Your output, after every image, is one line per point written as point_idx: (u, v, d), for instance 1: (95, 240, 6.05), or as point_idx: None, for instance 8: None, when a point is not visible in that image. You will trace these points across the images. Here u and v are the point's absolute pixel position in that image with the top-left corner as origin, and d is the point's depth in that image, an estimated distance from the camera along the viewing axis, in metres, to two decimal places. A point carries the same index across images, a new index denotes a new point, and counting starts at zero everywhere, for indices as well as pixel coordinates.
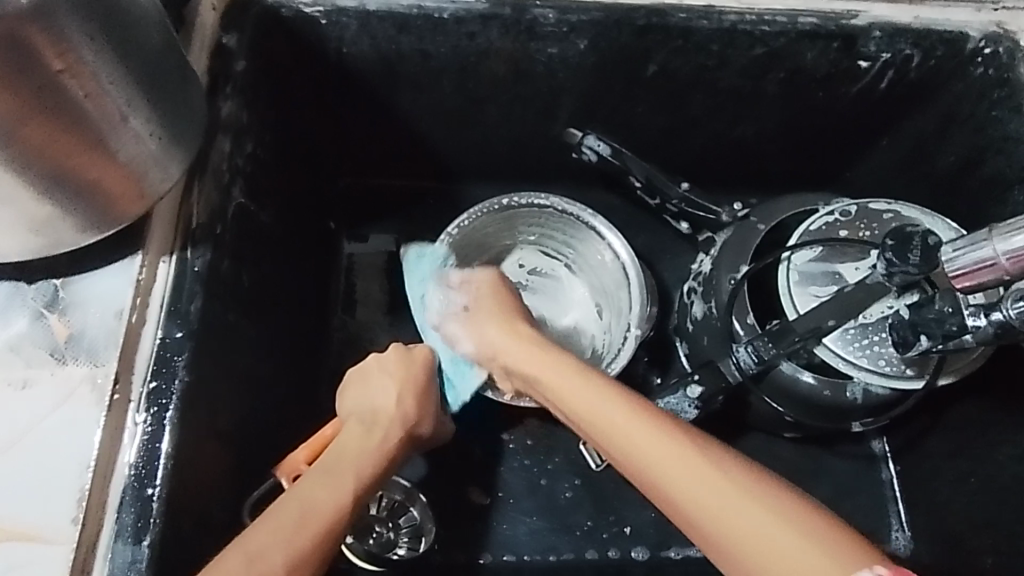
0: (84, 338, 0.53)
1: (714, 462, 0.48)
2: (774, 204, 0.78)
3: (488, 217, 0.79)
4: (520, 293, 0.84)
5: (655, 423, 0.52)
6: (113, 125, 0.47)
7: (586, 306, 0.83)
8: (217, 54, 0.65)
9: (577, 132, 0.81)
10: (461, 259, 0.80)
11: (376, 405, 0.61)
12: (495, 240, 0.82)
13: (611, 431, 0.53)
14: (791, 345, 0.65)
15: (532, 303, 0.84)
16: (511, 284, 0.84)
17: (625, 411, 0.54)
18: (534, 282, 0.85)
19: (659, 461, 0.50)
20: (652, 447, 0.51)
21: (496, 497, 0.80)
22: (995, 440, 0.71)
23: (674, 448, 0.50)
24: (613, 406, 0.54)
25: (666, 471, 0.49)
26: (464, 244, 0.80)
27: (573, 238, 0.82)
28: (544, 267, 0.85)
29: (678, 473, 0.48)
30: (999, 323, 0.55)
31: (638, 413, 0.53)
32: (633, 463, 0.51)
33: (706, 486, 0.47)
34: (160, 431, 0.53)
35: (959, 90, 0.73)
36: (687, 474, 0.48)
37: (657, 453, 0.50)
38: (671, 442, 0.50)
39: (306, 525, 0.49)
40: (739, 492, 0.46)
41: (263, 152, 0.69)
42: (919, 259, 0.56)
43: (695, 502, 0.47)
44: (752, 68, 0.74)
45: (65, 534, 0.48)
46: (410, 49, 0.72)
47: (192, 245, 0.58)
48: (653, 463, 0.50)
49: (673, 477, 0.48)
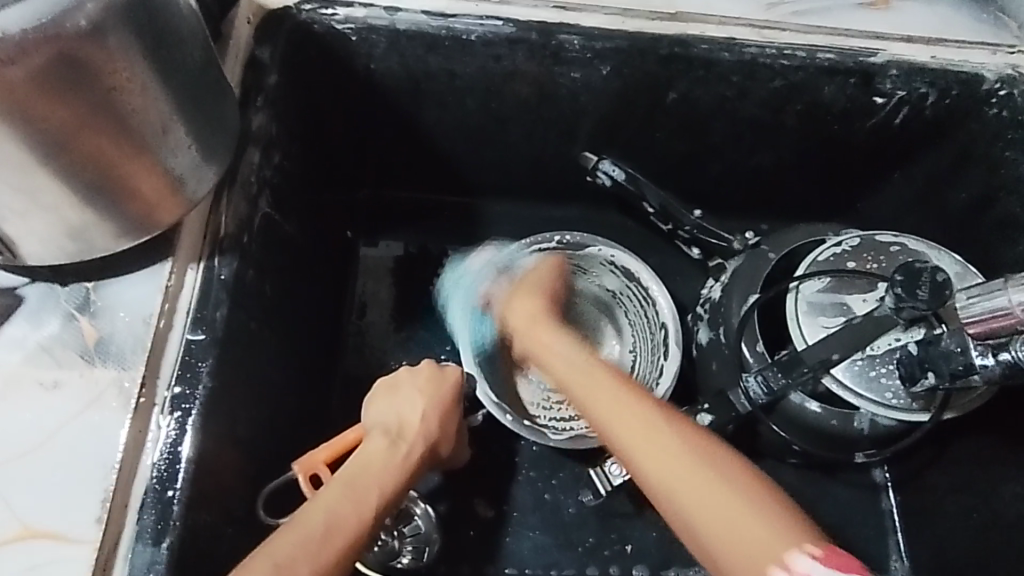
0: (113, 342, 0.55)
1: (745, 490, 0.52)
2: (784, 232, 0.79)
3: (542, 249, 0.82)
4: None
5: (706, 452, 0.54)
6: (155, 138, 0.49)
7: (617, 343, 0.85)
8: (250, 68, 0.66)
9: (593, 156, 0.83)
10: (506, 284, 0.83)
11: (400, 419, 0.63)
12: None
13: (618, 413, 0.59)
14: (800, 375, 0.66)
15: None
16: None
17: (650, 417, 0.58)
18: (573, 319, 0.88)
19: (661, 455, 0.55)
20: (653, 441, 0.56)
21: (502, 511, 0.82)
22: (997, 473, 0.72)
23: (685, 447, 0.55)
24: (628, 404, 0.59)
25: (672, 469, 0.54)
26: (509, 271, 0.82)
27: (609, 279, 0.85)
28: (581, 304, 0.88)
29: (670, 459, 0.54)
30: (1007, 364, 0.56)
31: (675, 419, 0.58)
32: (637, 449, 0.56)
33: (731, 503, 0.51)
34: (182, 434, 0.54)
35: (972, 129, 0.75)
36: (705, 481, 0.53)
37: (674, 460, 0.54)
38: (683, 443, 0.55)
39: (328, 536, 0.51)
40: (740, 498, 0.51)
41: (289, 162, 0.71)
42: (927, 295, 0.57)
43: (686, 487, 0.53)
44: (770, 100, 0.75)
45: (88, 533, 0.49)
46: (437, 68, 0.74)
47: (220, 254, 0.60)
48: (661, 464, 0.54)
49: (682, 478, 0.53)
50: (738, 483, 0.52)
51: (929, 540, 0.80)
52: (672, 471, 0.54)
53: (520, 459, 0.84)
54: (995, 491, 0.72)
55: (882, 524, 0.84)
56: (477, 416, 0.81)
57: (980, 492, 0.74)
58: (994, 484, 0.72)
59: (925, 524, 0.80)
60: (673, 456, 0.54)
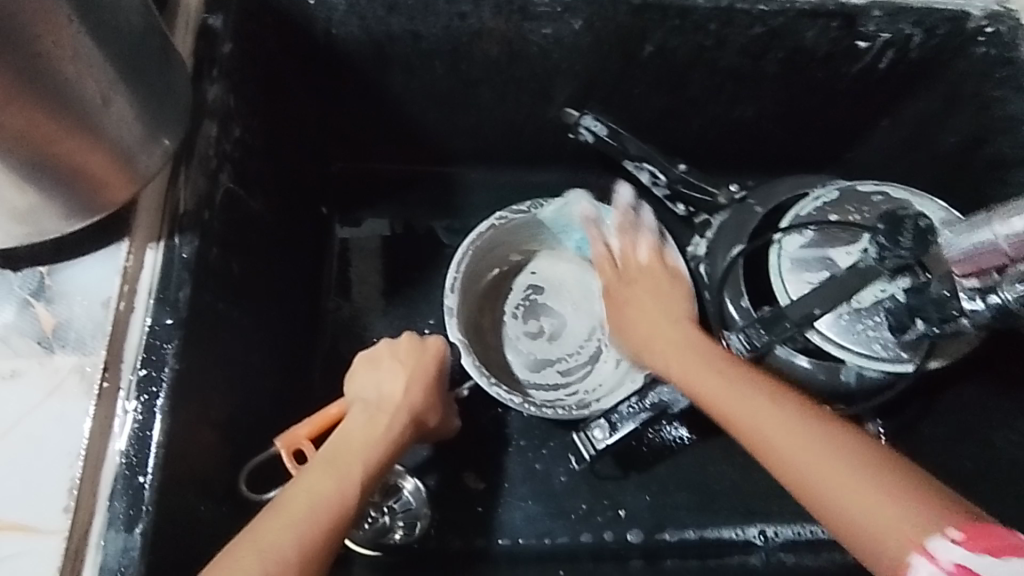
0: (71, 328, 0.53)
1: (846, 444, 0.49)
2: (772, 186, 0.76)
3: (521, 219, 0.80)
4: (546, 298, 0.85)
5: (817, 413, 0.52)
6: (96, 112, 0.47)
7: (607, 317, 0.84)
8: (202, 36, 0.63)
9: (574, 112, 0.81)
10: (495, 258, 0.82)
11: (383, 394, 0.62)
12: (526, 236, 0.83)
13: (712, 381, 0.57)
14: (784, 332, 0.64)
15: (557, 307, 0.85)
16: (537, 290, 0.85)
17: (753, 385, 0.55)
18: (563, 289, 0.85)
19: (792, 433, 0.50)
20: (742, 393, 0.54)
21: (493, 483, 0.81)
22: (990, 418, 0.71)
23: (802, 413, 0.52)
24: (706, 359, 0.59)
25: (775, 426, 0.51)
26: (499, 241, 0.81)
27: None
28: (571, 275, 0.85)
29: (778, 419, 0.52)
30: (996, 307, 0.54)
31: (784, 394, 0.54)
32: (734, 412, 0.54)
33: (874, 484, 0.47)
34: (150, 418, 0.53)
35: (960, 69, 0.72)
36: (837, 450, 0.49)
37: (760, 405, 0.53)
38: (788, 404, 0.53)
39: (316, 519, 0.49)
40: (817, 433, 0.50)
41: (251, 135, 0.68)
42: (910, 242, 0.58)
43: (788, 454, 0.50)
44: (750, 48, 0.72)
45: (54, 524, 0.48)
46: (401, 31, 0.70)
47: (180, 233, 0.57)
48: (767, 422, 0.52)
49: (772, 423, 0.52)
50: (841, 428, 0.51)
51: None
52: (777, 436, 0.51)
53: (509, 430, 0.82)
54: (988, 437, 0.71)
55: None
56: (464, 387, 0.80)
57: (974, 440, 0.73)
58: (986, 429, 0.72)
59: None
60: (773, 411, 0.52)
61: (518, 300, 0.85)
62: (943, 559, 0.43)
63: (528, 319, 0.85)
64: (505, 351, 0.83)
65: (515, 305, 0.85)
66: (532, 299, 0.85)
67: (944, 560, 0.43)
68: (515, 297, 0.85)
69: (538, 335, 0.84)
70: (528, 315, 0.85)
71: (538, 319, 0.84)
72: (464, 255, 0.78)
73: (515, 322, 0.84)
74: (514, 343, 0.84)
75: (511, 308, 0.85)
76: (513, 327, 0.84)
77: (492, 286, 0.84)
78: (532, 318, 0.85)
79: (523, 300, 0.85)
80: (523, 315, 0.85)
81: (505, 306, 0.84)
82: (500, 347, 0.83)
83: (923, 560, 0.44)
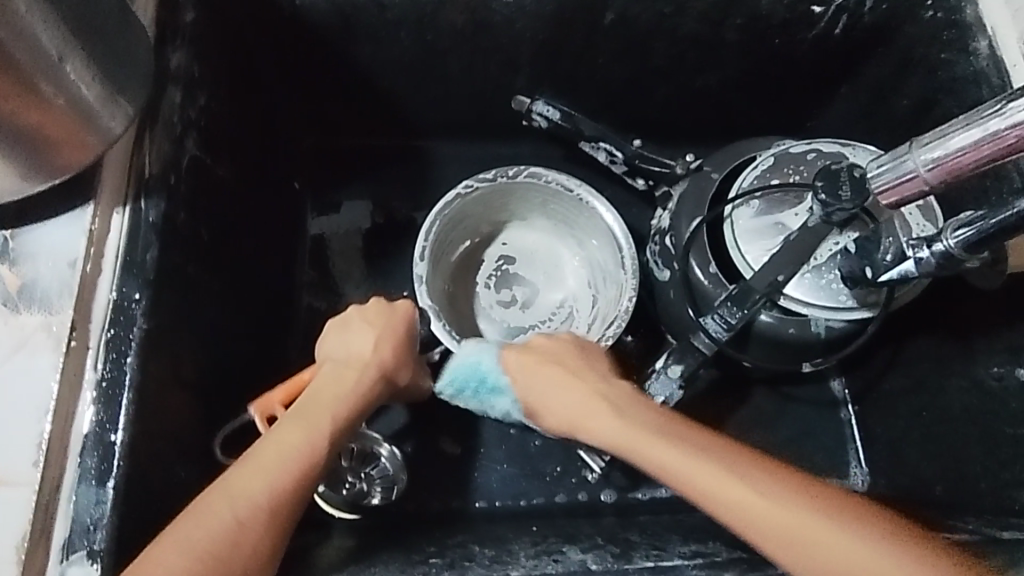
0: (38, 287, 0.54)
1: (813, 500, 0.50)
2: (724, 152, 0.78)
3: (488, 189, 0.80)
4: (517, 267, 0.87)
5: (769, 468, 0.52)
6: (51, 69, 0.47)
7: (579, 283, 0.86)
8: (166, 6, 0.64)
9: (525, 99, 0.83)
10: (466, 229, 0.83)
11: (351, 352, 0.63)
12: (495, 206, 0.83)
13: (667, 453, 0.53)
14: (755, 303, 0.67)
15: (529, 278, 0.87)
16: (508, 260, 0.87)
17: (706, 453, 0.53)
18: (533, 257, 0.87)
19: (765, 511, 0.49)
20: (695, 466, 0.52)
21: (468, 447, 0.82)
22: (944, 369, 0.74)
23: (765, 475, 0.51)
24: (660, 438, 0.55)
25: (750, 502, 0.50)
26: (468, 213, 0.82)
27: (565, 209, 0.82)
28: (542, 244, 0.87)
29: (751, 488, 0.50)
30: (941, 254, 0.56)
31: (736, 454, 0.53)
32: (701, 487, 0.51)
33: (855, 538, 0.48)
34: (120, 374, 0.53)
35: (911, 33, 0.74)
36: (813, 518, 0.49)
37: (725, 478, 0.51)
38: (748, 468, 0.52)
39: (287, 470, 0.51)
40: (797, 502, 0.50)
41: (218, 105, 0.69)
42: (849, 192, 0.58)
43: (774, 525, 0.49)
44: (708, 14, 0.74)
45: (25, 476, 0.49)
46: (366, 0, 0.71)
47: (146, 196, 0.58)
48: (741, 497, 0.50)
49: (746, 495, 0.50)
50: (794, 480, 0.52)
51: (884, 443, 0.82)
52: (755, 509, 0.50)
53: None
54: (942, 388, 0.74)
55: (841, 433, 0.86)
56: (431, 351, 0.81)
57: (930, 391, 0.76)
58: (941, 380, 0.75)
59: (880, 428, 0.83)
60: (740, 483, 0.51)
61: (489, 271, 0.86)
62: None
63: (500, 289, 0.86)
64: (478, 320, 0.84)
65: (485, 275, 0.86)
66: (504, 268, 0.86)
67: None
68: (485, 267, 0.86)
69: (512, 304, 0.86)
70: (500, 285, 0.86)
71: (509, 288, 0.86)
72: (432, 226, 0.78)
73: (487, 291, 0.86)
74: (487, 311, 0.85)
75: (482, 278, 0.86)
76: (487, 296, 0.86)
77: (462, 258, 0.85)
78: (504, 288, 0.86)
79: (495, 270, 0.86)
80: (495, 285, 0.86)
81: (476, 277, 0.86)
82: (473, 316, 0.84)
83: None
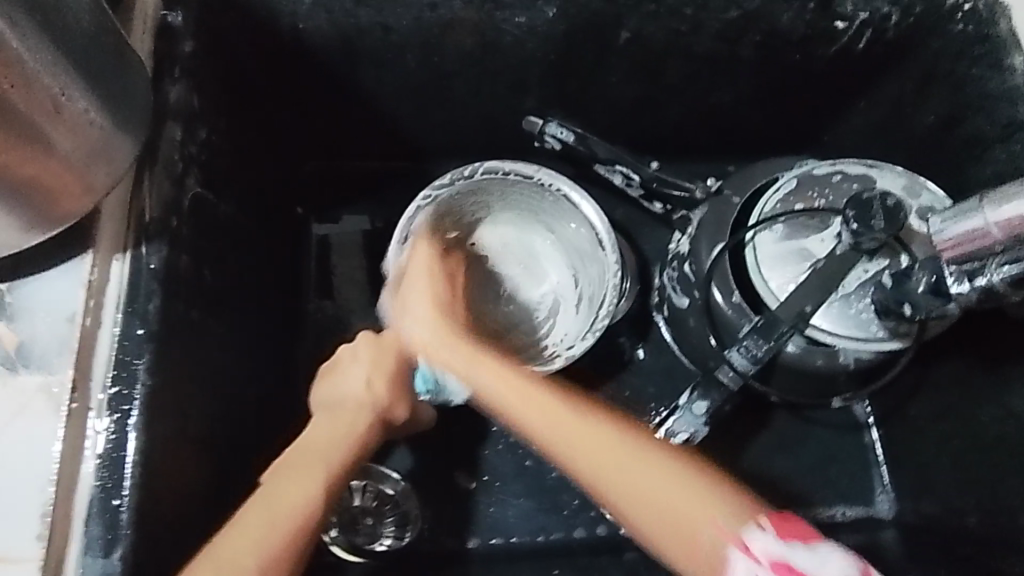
0: (35, 346, 0.51)
1: (664, 463, 0.52)
2: (746, 175, 0.75)
3: (448, 194, 0.75)
4: (494, 268, 0.82)
5: (625, 432, 0.54)
6: (48, 119, 0.44)
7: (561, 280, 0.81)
8: (162, 36, 0.61)
9: (537, 120, 0.80)
10: (435, 238, 0.78)
11: (345, 395, 0.61)
12: (459, 208, 0.78)
13: (531, 409, 0.56)
14: (781, 336, 0.63)
15: (506, 272, 0.82)
16: (482, 261, 0.81)
17: (567, 411, 0.55)
18: (509, 253, 0.82)
19: (612, 467, 0.51)
20: (553, 422, 0.54)
21: (483, 481, 0.80)
22: (975, 397, 0.71)
23: (618, 439, 0.53)
24: (531, 391, 0.57)
25: (601, 460, 0.52)
26: (436, 220, 0.76)
27: (533, 201, 0.79)
28: (516, 241, 0.82)
29: (606, 450, 0.52)
30: (983, 289, 0.53)
31: (595, 415, 0.55)
32: (555, 441, 0.54)
33: (699, 501, 0.49)
34: (123, 437, 0.50)
35: (936, 48, 0.71)
36: (660, 480, 0.50)
37: (583, 435, 0.53)
38: (607, 427, 0.54)
39: (278, 533, 0.49)
40: (645, 461, 0.52)
41: (218, 137, 0.65)
42: (883, 222, 0.56)
43: (621, 486, 0.51)
44: (727, 32, 0.71)
45: (29, 552, 0.47)
46: (370, 24, 0.68)
47: (147, 242, 0.55)
48: (593, 455, 0.52)
49: (597, 453, 0.52)
50: (649, 445, 0.53)
51: (911, 469, 0.80)
52: (603, 467, 0.52)
53: (496, 428, 0.81)
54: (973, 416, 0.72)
55: (865, 458, 0.84)
56: None
57: (960, 419, 0.73)
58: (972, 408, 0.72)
59: (907, 454, 0.80)
60: (591, 441, 0.53)
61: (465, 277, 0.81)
62: (762, 556, 0.46)
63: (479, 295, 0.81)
64: None
65: None
66: (480, 271, 0.81)
67: (763, 555, 0.46)
68: None
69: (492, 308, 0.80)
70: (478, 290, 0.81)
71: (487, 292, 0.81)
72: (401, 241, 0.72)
73: None
74: None
75: None
76: None
77: None
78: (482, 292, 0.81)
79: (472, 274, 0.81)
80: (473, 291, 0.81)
81: None
82: None
83: (740, 552, 0.47)
